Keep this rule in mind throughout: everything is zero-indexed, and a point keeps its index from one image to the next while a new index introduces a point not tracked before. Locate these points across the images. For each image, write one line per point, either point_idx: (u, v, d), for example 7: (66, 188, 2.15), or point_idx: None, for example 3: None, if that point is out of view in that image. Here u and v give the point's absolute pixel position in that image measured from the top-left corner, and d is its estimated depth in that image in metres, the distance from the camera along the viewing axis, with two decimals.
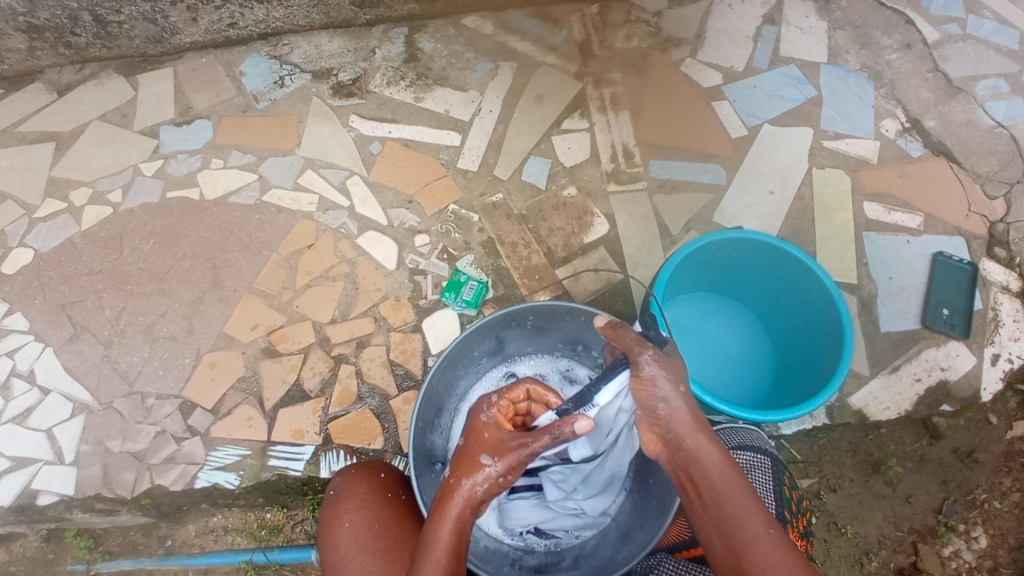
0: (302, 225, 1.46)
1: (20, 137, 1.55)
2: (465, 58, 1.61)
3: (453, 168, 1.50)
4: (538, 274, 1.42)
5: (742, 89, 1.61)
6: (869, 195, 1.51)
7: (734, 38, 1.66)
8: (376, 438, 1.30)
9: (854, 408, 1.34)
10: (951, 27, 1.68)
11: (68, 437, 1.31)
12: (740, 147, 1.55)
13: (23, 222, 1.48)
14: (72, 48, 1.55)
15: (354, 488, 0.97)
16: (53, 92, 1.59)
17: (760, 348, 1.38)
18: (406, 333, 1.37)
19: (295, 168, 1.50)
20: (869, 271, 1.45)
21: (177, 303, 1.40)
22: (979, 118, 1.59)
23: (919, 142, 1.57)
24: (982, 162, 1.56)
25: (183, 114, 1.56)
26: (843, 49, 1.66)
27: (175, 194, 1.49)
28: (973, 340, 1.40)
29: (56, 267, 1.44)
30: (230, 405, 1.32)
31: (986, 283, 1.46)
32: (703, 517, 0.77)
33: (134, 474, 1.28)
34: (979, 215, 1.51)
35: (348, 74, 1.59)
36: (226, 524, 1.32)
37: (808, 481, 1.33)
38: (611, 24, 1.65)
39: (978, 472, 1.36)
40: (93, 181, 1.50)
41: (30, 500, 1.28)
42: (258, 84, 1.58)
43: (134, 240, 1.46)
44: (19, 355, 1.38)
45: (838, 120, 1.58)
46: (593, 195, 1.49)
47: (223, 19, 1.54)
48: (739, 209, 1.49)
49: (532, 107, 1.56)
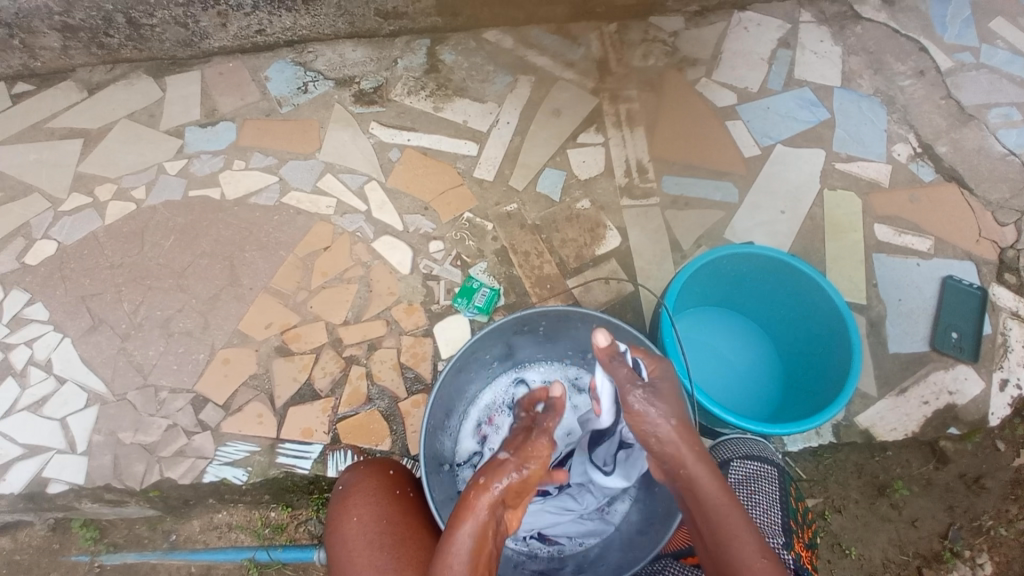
0: (319, 227, 1.48)
1: (49, 133, 1.59)
2: (484, 71, 1.64)
3: (469, 177, 1.53)
4: (549, 283, 1.44)
5: (756, 109, 1.63)
6: (880, 217, 1.53)
7: (749, 60, 1.69)
8: (383, 440, 1.31)
9: (861, 428, 1.34)
10: (965, 56, 1.71)
11: (81, 427, 1.33)
12: (752, 166, 1.57)
13: (48, 216, 1.51)
14: (104, 48, 1.60)
15: (363, 484, 0.99)
16: (83, 90, 1.63)
17: (768, 364, 1.39)
18: (417, 337, 1.39)
19: (314, 172, 1.54)
20: (878, 292, 1.46)
21: (194, 299, 1.43)
22: (991, 145, 1.61)
23: (931, 167, 1.59)
24: (993, 188, 1.57)
25: (208, 116, 1.60)
26: (856, 74, 1.68)
27: (196, 193, 1.52)
28: (981, 365, 1.41)
29: (78, 260, 1.47)
30: (241, 401, 1.34)
31: (995, 309, 1.46)
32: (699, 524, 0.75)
33: (144, 466, 1.30)
34: (990, 241, 1.52)
35: (370, 82, 1.63)
36: (230, 521, 1.33)
37: (812, 501, 1.33)
38: (628, 43, 1.69)
39: (985, 498, 1.35)
40: (118, 178, 1.54)
41: (40, 488, 1.30)
42: (282, 89, 1.62)
43: (155, 236, 1.49)
44: (37, 344, 1.40)
45: (850, 143, 1.60)
46: (606, 208, 1.51)
47: (251, 26, 1.59)
48: (750, 227, 1.51)
49: (549, 121, 1.59)
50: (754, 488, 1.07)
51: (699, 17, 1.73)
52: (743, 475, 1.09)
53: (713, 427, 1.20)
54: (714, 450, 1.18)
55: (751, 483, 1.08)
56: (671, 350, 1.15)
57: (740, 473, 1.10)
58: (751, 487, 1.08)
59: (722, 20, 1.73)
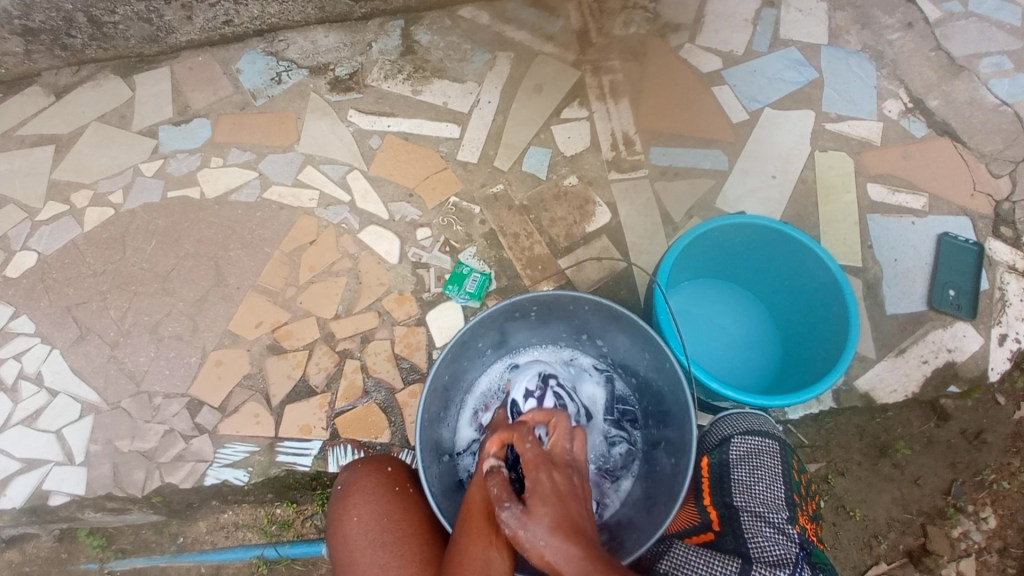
0: (303, 221, 1.45)
1: (19, 140, 1.55)
2: (462, 49, 1.60)
3: (452, 160, 1.50)
4: (540, 264, 1.41)
5: (742, 73, 1.59)
6: (873, 176, 1.50)
7: (733, 22, 1.64)
8: (383, 432, 1.30)
9: (861, 391, 1.34)
10: (953, 5, 1.66)
11: (78, 438, 1.32)
12: (741, 132, 1.53)
13: (26, 226, 1.48)
14: (68, 50, 1.54)
15: (363, 482, 0.98)
16: (50, 94, 1.58)
17: (765, 333, 1.37)
18: (410, 326, 1.37)
19: (294, 165, 1.50)
20: (874, 253, 1.44)
21: (181, 302, 1.41)
22: (983, 96, 1.58)
23: (922, 122, 1.56)
24: (986, 140, 1.54)
25: (181, 114, 1.55)
26: (843, 30, 1.64)
27: (175, 193, 1.49)
28: (979, 321, 1.40)
29: (60, 270, 1.44)
30: (237, 402, 1.33)
31: (992, 263, 1.44)
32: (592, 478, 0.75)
33: (144, 473, 1.29)
34: (984, 195, 1.50)
35: (345, 68, 1.58)
36: (237, 520, 1.31)
37: (815, 465, 1.33)
38: (608, 11, 1.64)
39: (986, 452, 1.35)
40: (94, 183, 1.50)
41: (42, 500, 1.29)
42: (256, 81, 1.57)
43: (136, 241, 1.46)
44: (26, 358, 1.38)
45: (840, 103, 1.57)
46: (594, 184, 1.48)
47: (218, 17, 1.53)
48: (742, 195, 1.48)
49: (531, 97, 1.55)
50: (755, 463, 1.07)
51: None
52: (745, 451, 1.09)
53: (711, 401, 1.20)
54: (713, 427, 1.17)
55: (754, 458, 1.08)
56: (666, 326, 1.13)
57: (740, 449, 1.09)
58: (753, 462, 1.08)
59: None
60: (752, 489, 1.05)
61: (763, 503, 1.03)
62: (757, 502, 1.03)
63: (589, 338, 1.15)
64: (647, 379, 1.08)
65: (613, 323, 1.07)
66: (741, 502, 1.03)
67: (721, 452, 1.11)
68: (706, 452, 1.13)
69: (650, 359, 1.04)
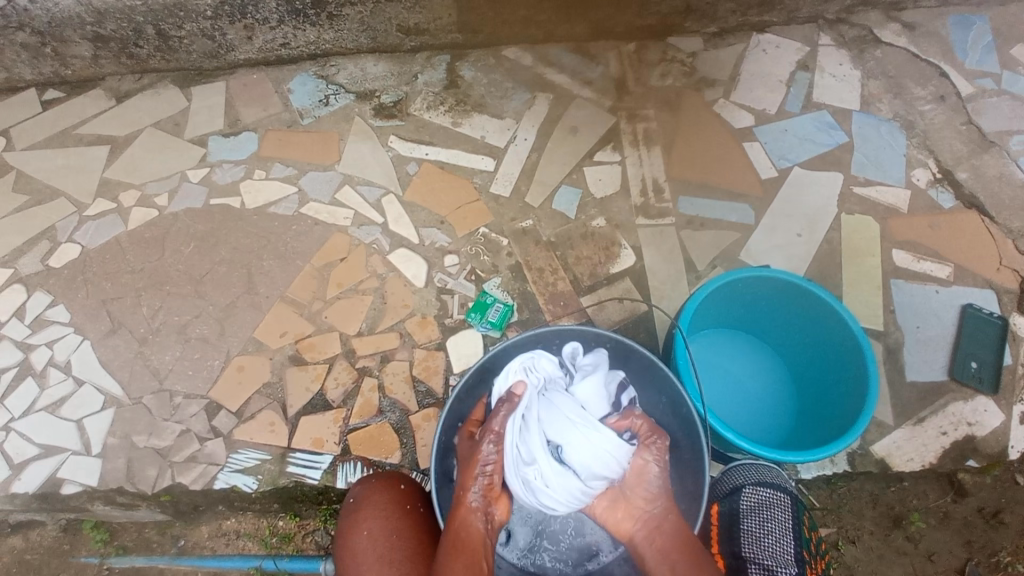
0: (336, 238, 1.50)
1: (77, 139, 1.63)
2: (503, 87, 1.66)
3: (485, 192, 1.54)
4: (563, 301, 1.44)
5: (773, 132, 1.63)
6: (898, 243, 1.51)
7: (768, 82, 1.69)
8: (394, 453, 1.31)
9: (877, 456, 1.32)
10: (986, 82, 1.70)
11: (97, 430, 1.35)
12: (769, 187, 1.57)
13: (73, 220, 1.54)
14: (133, 59, 1.64)
15: (375, 496, 1.00)
16: (111, 98, 1.67)
17: (781, 389, 1.37)
18: (430, 350, 1.39)
19: (333, 184, 1.56)
20: (895, 318, 1.44)
21: (211, 306, 1.45)
22: (1012, 172, 1.59)
23: (950, 193, 1.57)
24: (1014, 217, 1.55)
25: (231, 126, 1.63)
26: (876, 98, 1.68)
27: (218, 202, 1.55)
28: (1000, 396, 1.38)
29: (100, 264, 1.50)
30: (254, 409, 1.35)
31: (1015, 338, 1.44)
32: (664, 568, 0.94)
33: (156, 470, 1.31)
34: (1010, 270, 1.50)
35: (391, 96, 1.65)
36: (239, 528, 1.32)
37: (826, 530, 1.31)
38: (647, 62, 1.70)
39: (1003, 533, 1.33)
40: (142, 185, 1.57)
41: (54, 488, 1.31)
42: (305, 102, 1.65)
43: (175, 243, 1.51)
44: (57, 346, 1.43)
45: (869, 167, 1.59)
46: (621, 227, 1.51)
47: (276, 39, 1.62)
48: (766, 249, 1.50)
49: (566, 138, 1.61)
50: (766, 516, 1.07)
51: (717, 38, 1.74)
52: (756, 502, 1.08)
53: (724, 451, 1.19)
54: (724, 475, 1.15)
55: (764, 510, 1.07)
56: (685, 371, 1.14)
57: (751, 500, 1.09)
58: (763, 515, 1.07)
59: (740, 42, 1.74)
60: (761, 542, 1.06)
61: (771, 557, 1.04)
62: (766, 555, 1.04)
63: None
64: None
65: (632, 363, 1.09)
66: (750, 553, 1.05)
67: (732, 501, 1.10)
68: (716, 500, 1.13)
69: (667, 403, 1.06)
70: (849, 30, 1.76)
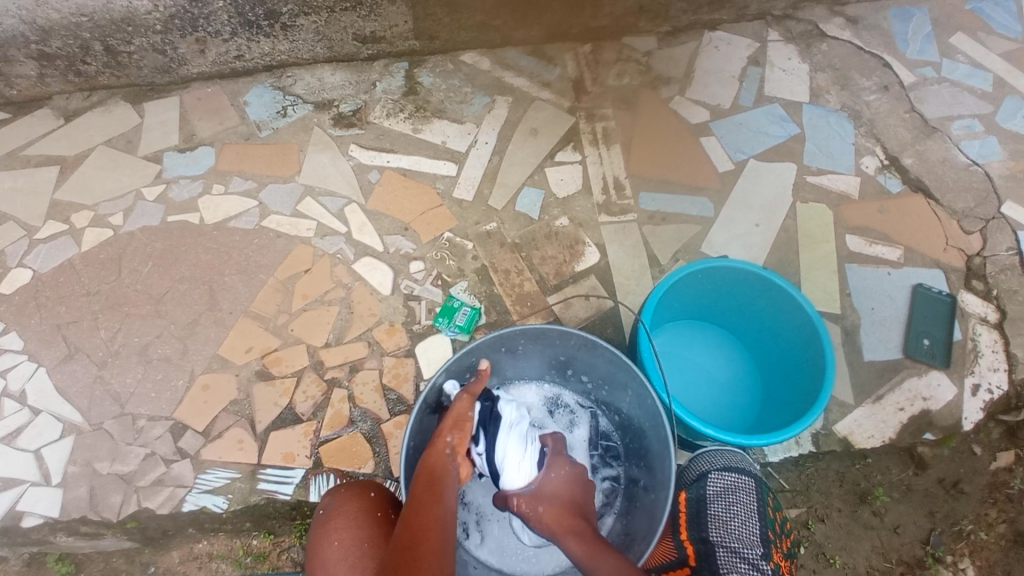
0: (299, 250, 1.48)
1: (24, 160, 1.58)
2: (462, 92, 1.67)
3: (448, 197, 1.55)
4: (529, 301, 1.45)
5: (728, 126, 1.67)
6: (851, 228, 1.56)
7: (721, 78, 1.74)
8: (366, 462, 1.30)
9: (840, 435, 1.37)
10: (926, 71, 1.77)
11: (57, 458, 1.31)
12: (726, 181, 1.60)
13: (23, 243, 1.50)
14: (81, 76, 1.60)
15: (345, 506, 1.00)
16: (59, 117, 1.63)
17: (745, 376, 1.40)
18: (399, 357, 1.39)
19: (294, 195, 1.54)
20: (852, 301, 1.49)
21: (173, 325, 1.42)
22: (955, 156, 1.66)
23: (898, 178, 1.63)
24: (958, 198, 1.62)
25: (186, 142, 1.60)
26: (824, 90, 1.74)
27: (175, 218, 1.52)
28: (953, 370, 1.44)
29: (54, 288, 1.45)
30: (222, 427, 1.33)
31: (965, 314, 1.50)
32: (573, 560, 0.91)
33: (121, 496, 1.27)
34: (957, 249, 1.56)
35: (349, 106, 1.64)
36: (211, 550, 1.29)
37: (796, 511, 1.34)
38: (603, 63, 1.73)
39: (964, 503, 1.37)
40: (94, 205, 1.53)
41: (14, 522, 1.27)
42: (261, 114, 1.63)
43: (133, 262, 1.48)
44: (12, 374, 1.38)
45: (820, 157, 1.64)
46: (585, 226, 1.53)
47: (229, 52, 1.60)
48: (726, 240, 1.54)
49: (527, 140, 1.62)
50: (731, 499, 1.09)
51: (670, 36, 1.78)
52: (721, 487, 1.10)
53: (693, 439, 1.21)
54: (692, 463, 1.18)
55: (729, 494, 1.09)
56: (649, 364, 1.15)
57: (717, 485, 1.11)
58: (729, 499, 1.09)
59: (693, 40, 1.78)
60: (727, 525, 1.08)
61: (737, 539, 1.07)
62: (733, 538, 1.07)
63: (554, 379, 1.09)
64: (630, 417, 1.12)
65: (599, 358, 1.09)
66: (717, 537, 1.07)
67: (699, 487, 1.12)
68: (684, 487, 1.15)
69: (633, 397, 1.07)
70: (795, 25, 1.82)
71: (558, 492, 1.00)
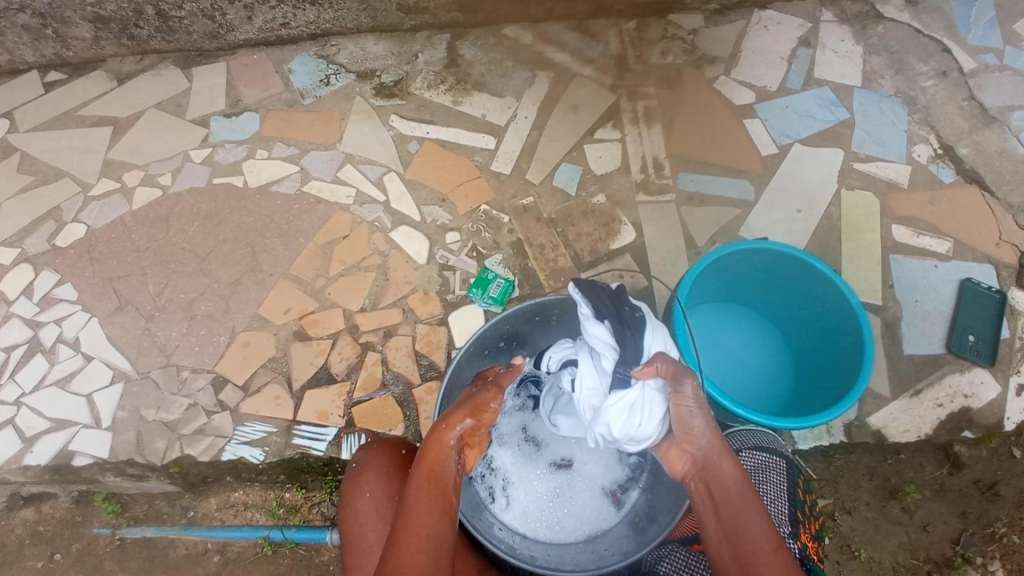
0: (338, 216, 1.51)
1: (80, 120, 1.64)
2: (503, 66, 1.66)
3: (486, 170, 1.55)
4: (563, 276, 1.45)
5: (774, 108, 1.63)
6: (898, 218, 1.52)
7: (769, 59, 1.69)
8: (397, 425, 1.33)
9: (873, 427, 1.34)
10: (988, 58, 1.69)
11: (106, 404, 1.38)
12: (769, 164, 1.57)
13: (78, 199, 1.56)
14: (134, 39, 1.65)
15: (376, 460, 1.03)
16: (113, 79, 1.68)
17: (778, 361, 1.39)
18: (432, 325, 1.41)
19: (335, 162, 1.57)
20: (894, 293, 1.45)
21: (216, 283, 1.47)
22: (1014, 148, 1.59)
23: (951, 169, 1.57)
24: (1015, 192, 1.55)
25: (233, 106, 1.64)
26: (877, 74, 1.67)
27: (221, 180, 1.56)
28: (997, 369, 1.40)
29: (106, 243, 1.51)
30: (260, 383, 1.37)
31: (1013, 312, 1.45)
32: (712, 519, 0.83)
33: (164, 443, 1.34)
34: (1010, 245, 1.50)
35: (391, 76, 1.65)
36: (247, 500, 1.35)
37: (823, 502, 1.33)
38: (648, 40, 1.70)
39: (999, 505, 1.34)
40: (145, 165, 1.58)
41: (66, 461, 1.34)
42: (305, 81, 1.65)
43: (180, 222, 1.53)
44: (65, 323, 1.45)
45: (869, 143, 1.59)
46: (622, 204, 1.52)
47: (276, 19, 1.62)
48: (766, 225, 1.51)
49: (567, 116, 1.61)
50: (761, 478, 1.10)
51: (719, 15, 1.74)
52: (752, 465, 1.11)
53: (724, 418, 1.21)
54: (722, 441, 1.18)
55: (760, 472, 1.10)
56: (682, 341, 1.16)
57: (748, 463, 1.12)
58: (759, 478, 1.10)
59: (742, 19, 1.73)
60: None
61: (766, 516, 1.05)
62: None
63: (628, 311, 1.09)
64: None
65: None
66: None
67: None
68: None
69: None
70: (852, 6, 1.75)
71: (702, 434, 0.89)
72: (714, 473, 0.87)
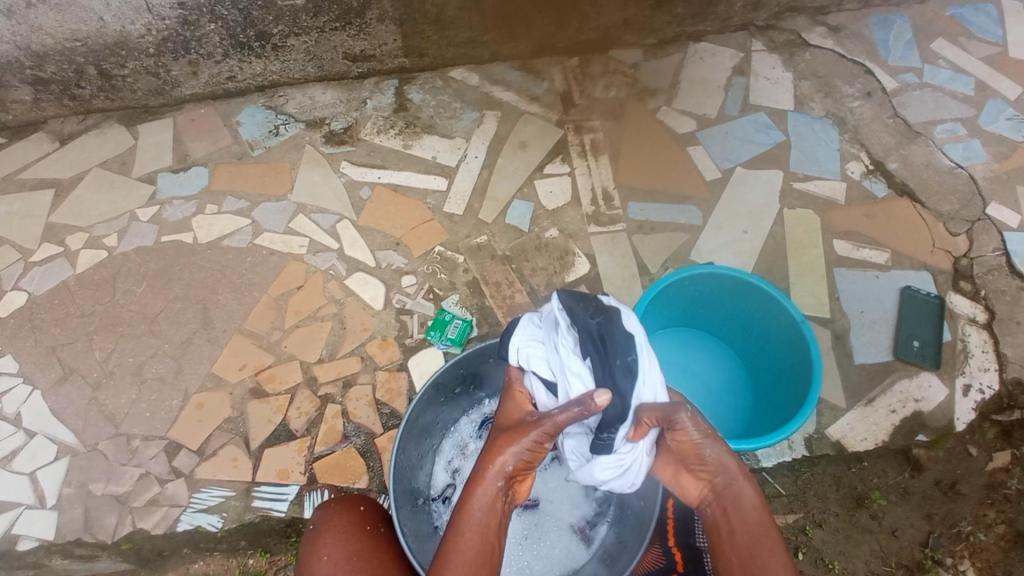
0: (292, 267, 1.50)
1: (20, 184, 1.60)
2: (451, 108, 1.69)
3: (439, 212, 1.56)
4: (521, 312, 1.46)
5: (714, 135, 1.69)
6: (838, 233, 1.58)
7: (707, 88, 1.76)
8: (361, 477, 1.30)
9: (832, 439, 1.37)
10: (908, 77, 1.80)
11: (52, 480, 1.31)
12: (713, 189, 1.62)
13: (18, 266, 1.51)
14: (76, 100, 1.63)
15: (334, 520, 1.00)
16: (54, 141, 1.65)
17: (735, 380, 1.41)
18: (392, 371, 1.39)
19: (286, 213, 1.56)
20: (841, 305, 1.50)
21: (167, 344, 1.43)
22: (939, 160, 1.68)
23: (883, 183, 1.65)
24: (944, 201, 1.63)
25: (180, 162, 1.62)
26: (808, 98, 1.76)
27: (169, 238, 1.53)
28: (944, 371, 1.44)
29: (49, 310, 1.46)
30: (216, 445, 1.33)
31: (953, 315, 1.51)
32: (725, 537, 0.88)
33: (116, 518, 1.28)
34: (944, 251, 1.57)
35: (340, 123, 1.66)
36: (207, 570, 1.26)
37: (793, 517, 1.33)
38: (590, 76, 1.75)
39: (961, 504, 1.37)
40: (89, 227, 1.55)
41: (9, 546, 1.26)
42: (254, 133, 1.65)
43: (127, 283, 1.49)
44: (6, 397, 1.38)
45: (806, 163, 1.66)
46: (574, 237, 1.54)
47: (222, 72, 1.63)
48: (715, 248, 1.55)
49: (516, 153, 1.64)
50: None
51: (656, 49, 1.81)
52: None
53: None
54: None
55: None
56: None
57: None
58: None
59: (678, 51, 1.81)
60: None
61: None
62: None
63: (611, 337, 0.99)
64: None
65: None
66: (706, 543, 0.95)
67: None
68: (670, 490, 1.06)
69: None
70: (779, 35, 1.85)
71: (717, 460, 0.91)
72: (733, 494, 0.90)
